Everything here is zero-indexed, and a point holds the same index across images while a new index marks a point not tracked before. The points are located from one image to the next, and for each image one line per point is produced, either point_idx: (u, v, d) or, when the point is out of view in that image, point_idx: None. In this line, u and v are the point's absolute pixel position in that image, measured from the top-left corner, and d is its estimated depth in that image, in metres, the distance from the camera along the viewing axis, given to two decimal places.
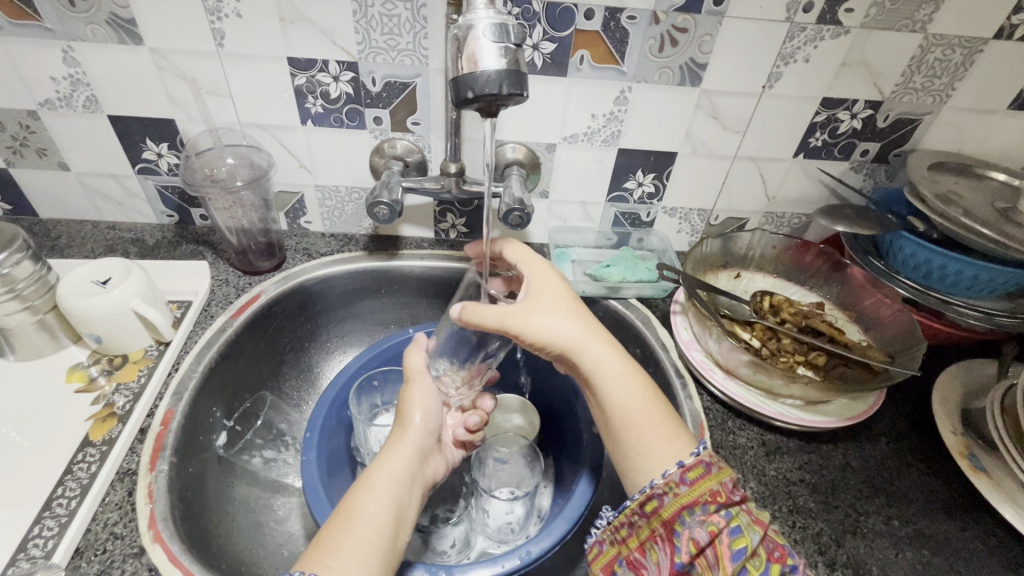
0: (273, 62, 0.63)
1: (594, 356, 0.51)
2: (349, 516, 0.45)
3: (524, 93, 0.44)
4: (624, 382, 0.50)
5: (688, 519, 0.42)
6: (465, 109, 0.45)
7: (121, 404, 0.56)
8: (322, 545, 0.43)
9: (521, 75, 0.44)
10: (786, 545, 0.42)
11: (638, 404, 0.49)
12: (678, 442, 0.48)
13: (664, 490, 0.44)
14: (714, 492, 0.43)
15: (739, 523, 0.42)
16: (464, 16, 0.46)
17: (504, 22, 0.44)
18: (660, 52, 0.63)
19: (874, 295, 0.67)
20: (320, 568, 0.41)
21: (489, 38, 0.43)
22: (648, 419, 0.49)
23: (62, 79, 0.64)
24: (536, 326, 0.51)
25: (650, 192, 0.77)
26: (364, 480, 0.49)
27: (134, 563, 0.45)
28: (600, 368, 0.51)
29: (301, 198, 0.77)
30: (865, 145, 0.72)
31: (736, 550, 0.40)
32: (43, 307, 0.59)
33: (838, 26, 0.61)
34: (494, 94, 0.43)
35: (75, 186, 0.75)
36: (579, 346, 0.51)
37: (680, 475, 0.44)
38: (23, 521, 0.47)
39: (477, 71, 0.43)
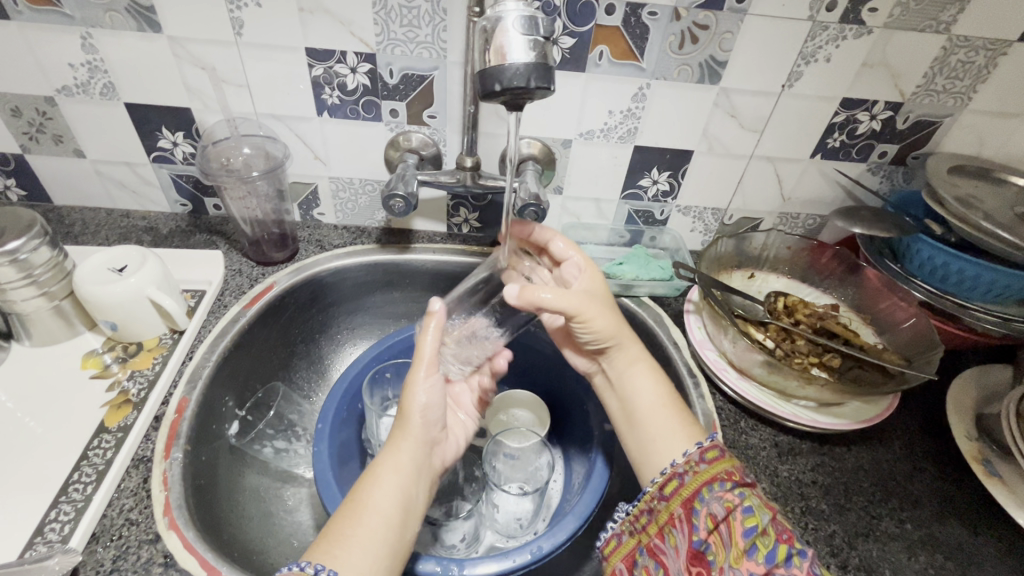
0: (291, 52, 0.63)
1: (626, 345, 0.54)
2: (355, 508, 0.45)
3: (551, 87, 0.44)
4: (652, 376, 0.54)
5: (706, 495, 0.44)
6: (490, 102, 0.45)
7: (136, 391, 0.57)
8: (330, 534, 0.44)
9: (549, 69, 0.44)
10: (795, 531, 0.42)
11: (662, 394, 0.53)
12: (695, 430, 0.50)
13: (685, 469, 0.46)
14: (729, 472, 0.45)
15: (751, 503, 0.42)
16: (492, 9, 0.45)
17: (532, 14, 0.44)
18: (680, 49, 0.62)
19: (889, 299, 0.67)
20: (325, 557, 0.41)
21: (518, 31, 0.43)
22: (670, 407, 0.52)
23: (80, 65, 0.64)
24: (587, 313, 0.52)
25: (665, 190, 0.76)
26: (374, 467, 0.49)
27: (149, 550, 0.45)
28: (635, 364, 0.54)
29: (315, 189, 0.76)
30: (884, 146, 0.71)
31: (747, 527, 0.41)
32: (60, 292, 0.59)
33: (862, 26, 0.60)
34: (521, 87, 0.43)
35: (90, 173, 0.75)
36: (625, 340, 0.54)
37: (699, 455, 0.46)
38: (39, 506, 0.47)
39: (505, 63, 0.43)
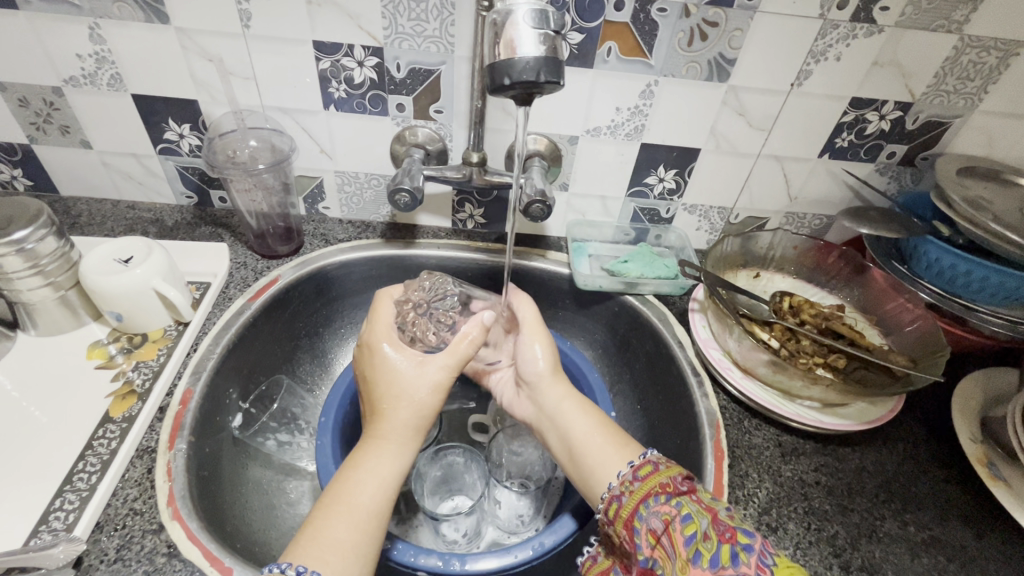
0: (298, 45, 0.63)
1: (541, 372, 0.57)
2: (350, 508, 0.43)
3: (561, 82, 0.44)
4: (581, 409, 0.54)
5: (643, 512, 0.42)
6: (499, 96, 0.45)
7: (141, 382, 0.57)
8: (311, 535, 0.41)
9: (559, 63, 0.43)
10: (740, 525, 0.40)
11: (594, 423, 0.53)
12: (631, 449, 0.50)
13: (621, 491, 0.45)
14: (664, 483, 0.44)
15: (689, 511, 0.41)
16: (503, 2, 0.45)
17: (544, 8, 0.44)
18: (689, 46, 0.62)
19: (896, 300, 0.67)
20: (318, 563, 0.39)
21: (529, 24, 0.43)
22: (603, 432, 0.52)
23: (88, 56, 0.64)
24: (540, 331, 0.59)
25: (671, 188, 0.76)
26: (363, 463, 0.46)
27: (153, 540, 0.45)
28: (565, 400, 0.55)
29: (321, 183, 0.76)
30: (892, 147, 0.71)
31: (687, 535, 0.39)
32: (66, 283, 0.59)
33: (873, 24, 0.60)
34: (531, 81, 0.43)
35: (96, 164, 0.75)
36: (547, 377, 0.57)
37: (632, 474, 0.46)
38: (44, 494, 0.47)
39: (515, 57, 0.42)
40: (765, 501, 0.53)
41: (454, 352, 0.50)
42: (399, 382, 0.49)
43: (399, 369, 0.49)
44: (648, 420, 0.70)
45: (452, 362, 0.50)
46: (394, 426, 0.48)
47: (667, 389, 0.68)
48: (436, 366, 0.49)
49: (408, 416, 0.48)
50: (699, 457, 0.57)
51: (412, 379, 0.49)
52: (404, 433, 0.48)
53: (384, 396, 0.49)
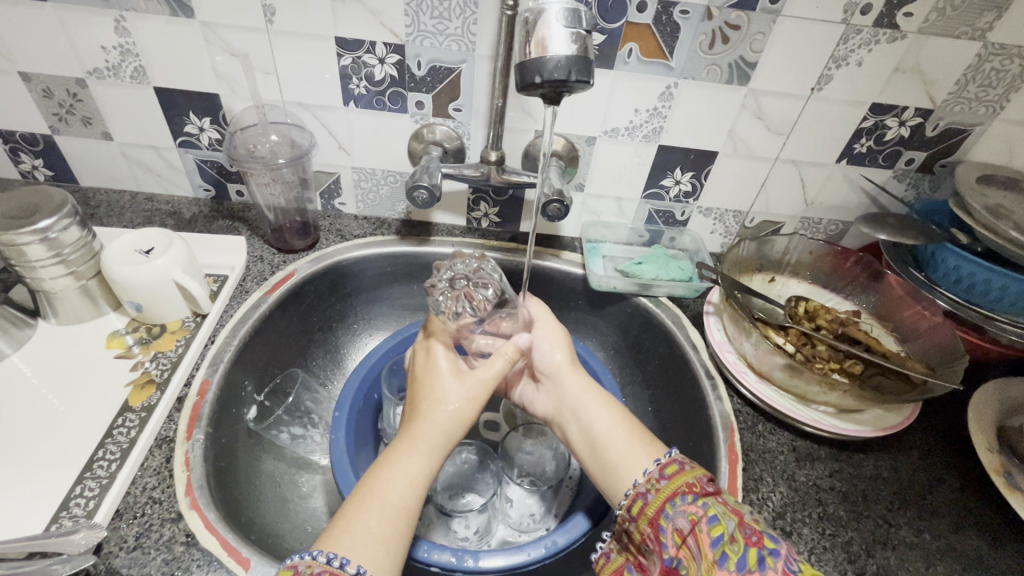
0: (321, 41, 0.63)
1: (557, 361, 0.58)
2: (380, 502, 0.43)
3: (590, 82, 0.44)
4: (602, 402, 0.54)
5: (670, 511, 0.43)
6: (529, 94, 0.45)
7: (159, 372, 0.57)
8: (342, 527, 0.42)
9: (589, 63, 0.44)
10: (767, 530, 0.40)
11: (617, 417, 0.53)
12: (656, 447, 0.50)
13: (647, 488, 0.45)
14: (690, 483, 0.44)
15: (715, 512, 0.41)
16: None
17: (575, 7, 0.44)
18: (710, 49, 0.62)
19: (913, 307, 0.66)
20: (349, 552, 0.40)
21: (560, 23, 0.43)
22: (629, 429, 0.51)
23: (112, 48, 0.65)
24: (552, 327, 0.60)
25: (687, 191, 0.76)
26: (395, 458, 0.46)
27: (172, 529, 0.45)
28: (587, 393, 0.55)
29: (338, 179, 0.77)
30: (911, 153, 0.70)
31: (713, 537, 0.39)
32: (87, 272, 0.60)
33: (896, 30, 0.60)
34: (562, 80, 0.43)
35: (117, 156, 0.76)
36: (563, 370, 0.57)
37: (658, 472, 0.46)
38: (64, 481, 0.47)
39: (546, 55, 0.43)
40: (779, 506, 0.53)
41: (497, 368, 0.52)
42: (438, 391, 0.50)
43: (444, 376, 0.50)
44: (661, 422, 0.70)
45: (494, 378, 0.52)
46: (430, 430, 0.48)
47: (681, 392, 0.68)
48: (478, 385, 0.50)
49: (444, 420, 0.48)
50: (713, 461, 0.57)
51: (451, 387, 0.50)
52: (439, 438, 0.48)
53: (424, 399, 0.50)
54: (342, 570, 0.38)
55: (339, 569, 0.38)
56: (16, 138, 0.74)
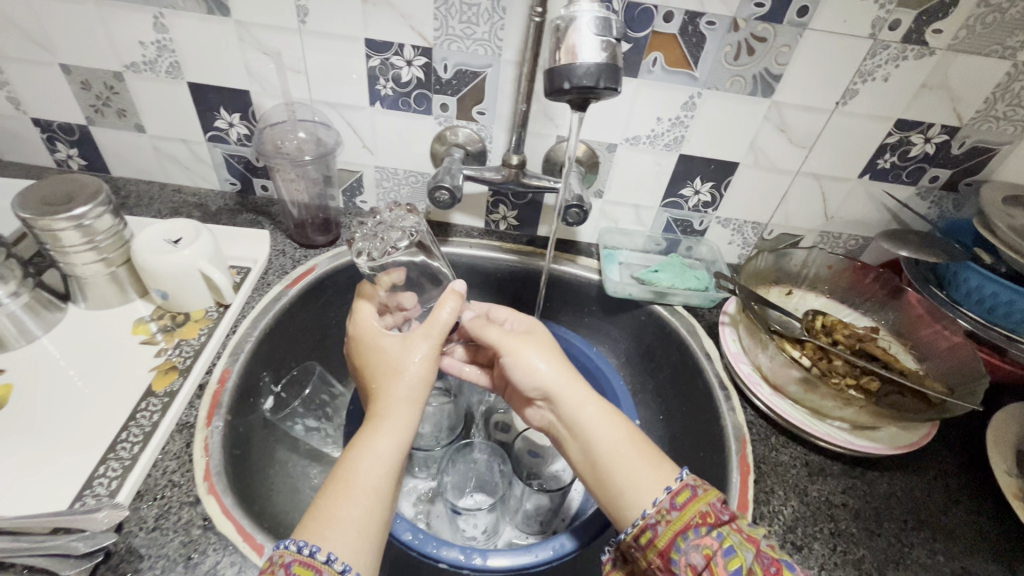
0: (350, 42, 0.65)
1: (533, 360, 0.52)
2: (347, 485, 0.43)
3: (618, 89, 0.45)
4: (603, 420, 0.50)
5: (682, 544, 0.42)
6: (557, 99, 0.45)
7: (183, 359, 0.58)
8: (319, 513, 0.42)
9: (618, 70, 0.44)
10: (781, 558, 0.41)
11: (622, 436, 0.49)
12: (667, 466, 0.48)
13: (657, 519, 0.44)
14: (703, 513, 0.43)
15: (732, 543, 0.42)
16: (566, 8, 0.46)
17: (607, 16, 0.44)
18: (735, 60, 0.62)
19: (932, 326, 0.65)
20: (318, 539, 0.40)
21: (592, 31, 0.43)
22: (634, 450, 0.48)
23: (150, 43, 0.67)
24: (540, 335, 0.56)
25: (706, 201, 0.76)
26: (365, 441, 0.46)
27: (189, 512, 0.46)
28: (581, 413, 0.50)
29: (360, 177, 0.78)
30: (935, 171, 0.70)
31: (731, 570, 0.40)
32: (117, 259, 0.61)
33: (924, 47, 0.60)
34: (590, 87, 0.43)
35: (148, 148, 0.78)
36: (558, 388, 0.51)
37: (670, 501, 0.45)
38: (87, 461, 0.48)
39: (576, 62, 0.43)
40: (790, 519, 0.53)
41: (433, 322, 0.51)
42: (386, 358, 0.51)
43: (390, 351, 0.51)
44: (672, 431, 0.70)
45: (434, 332, 0.51)
46: (389, 404, 0.48)
47: (693, 401, 0.68)
48: (420, 341, 0.51)
49: (402, 390, 0.49)
50: (724, 472, 0.57)
51: (397, 355, 0.50)
52: (400, 411, 0.48)
53: (382, 380, 0.50)
54: (312, 558, 0.39)
55: (308, 558, 0.39)
56: (53, 127, 0.77)
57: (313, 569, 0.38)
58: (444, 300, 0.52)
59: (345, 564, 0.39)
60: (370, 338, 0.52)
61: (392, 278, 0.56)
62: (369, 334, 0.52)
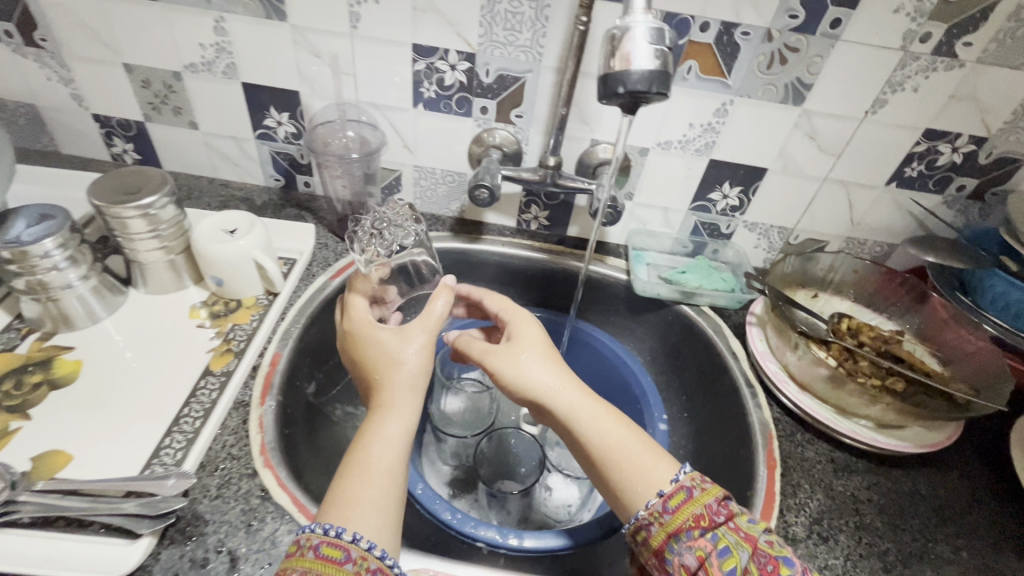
0: (399, 46, 0.68)
1: (520, 355, 0.53)
2: (362, 468, 0.45)
3: (668, 94, 0.47)
4: (595, 420, 0.49)
5: (675, 546, 0.44)
6: (609, 102, 0.48)
7: (237, 342, 0.62)
8: (339, 498, 0.44)
9: (669, 76, 0.47)
10: (780, 556, 0.42)
11: (615, 435, 0.49)
12: (665, 460, 0.48)
13: (650, 520, 0.45)
14: (697, 516, 0.44)
15: (726, 544, 0.43)
16: (620, 18, 0.49)
17: (660, 27, 0.47)
18: (768, 69, 0.65)
19: (956, 331, 0.67)
20: (340, 519, 0.42)
21: (646, 40, 0.46)
22: (629, 450, 0.48)
23: (209, 45, 0.71)
24: (532, 331, 0.55)
25: (734, 205, 0.78)
26: (374, 429, 0.47)
27: (248, 483, 0.50)
28: (574, 415, 0.49)
29: (399, 176, 0.81)
30: (962, 180, 0.71)
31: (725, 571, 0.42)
32: (177, 248, 0.65)
33: (954, 59, 0.61)
34: (643, 91, 0.46)
35: (199, 144, 0.83)
36: (552, 394, 0.50)
37: (662, 505, 0.45)
38: (153, 433, 0.52)
39: (631, 68, 0.46)
40: (816, 512, 0.55)
41: (428, 315, 0.54)
42: (384, 351, 0.52)
43: (387, 341, 0.52)
44: (697, 427, 0.72)
45: (430, 325, 0.53)
46: (394, 393, 0.50)
47: (718, 397, 0.70)
48: (417, 332, 0.53)
49: (404, 378, 0.50)
50: (751, 466, 0.59)
51: (395, 348, 0.52)
52: (406, 398, 0.50)
53: (383, 371, 0.51)
54: (338, 538, 0.41)
55: (336, 539, 0.41)
56: (112, 123, 0.81)
57: (341, 550, 0.40)
58: (438, 293, 0.54)
59: (371, 542, 0.42)
60: (363, 331, 0.53)
61: (382, 272, 0.60)
62: (362, 327, 0.54)
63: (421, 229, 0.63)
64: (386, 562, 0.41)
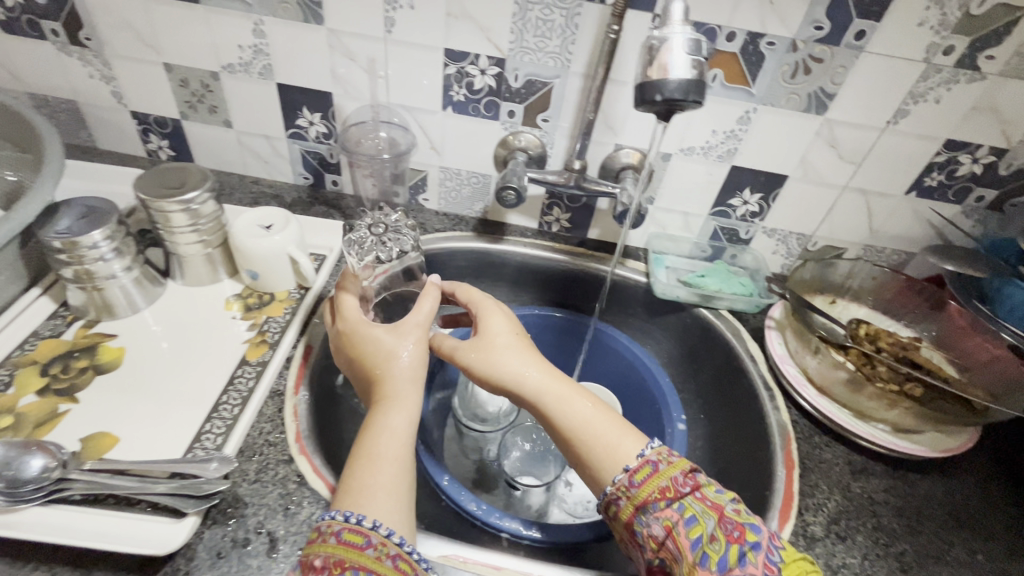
0: (431, 50, 0.70)
1: (495, 345, 0.54)
2: (372, 457, 0.46)
3: (702, 102, 0.49)
4: (563, 401, 0.51)
5: (643, 518, 0.45)
6: (645, 109, 0.50)
7: (272, 333, 0.64)
8: (354, 486, 0.45)
9: (704, 86, 0.49)
10: (747, 523, 0.42)
11: (582, 415, 0.51)
12: (631, 435, 0.50)
13: (619, 495, 0.46)
14: (663, 487, 0.45)
15: (692, 512, 0.43)
16: (658, 28, 0.50)
17: (698, 38, 0.49)
18: (792, 79, 0.66)
19: (972, 338, 0.68)
20: (359, 506, 0.43)
21: (684, 51, 0.48)
22: (598, 427, 0.50)
23: (247, 47, 0.74)
24: (500, 320, 0.56)
25: (754, 211, 0.80)
26: (379, 421, 0.49)
27: (285, 469, 0.52)
28: (543, 399, 0.52)
29: (425, 177, 0.83)
30: (982, 190, 0.72)
31: (692, 538, 0.42)
32: (214, 242, 0.67)
33: (977, 71, 0.62)
34: (679, 100, 0.48)
35: (232, 142, 0.85)
36: (526, 382, 0.52)
37: (628, 479, 0.46)
38: (194, 419, 0.54)
39: (668, 77, 0.48)
40: (834, 513, 0.56)
41: (418, 309, 0.55)
42: (378, 347, 0.52)
43: (381, 337, 0.53)
44: (715, 427, 0.73)
45: (421, 320, 0.54)
46: (397, 385, 0.51)
47: (736, 398, 0.71)
48: (412, 330, 0.53)
49: (406, 370, 0.51)
50: (770, 466, 0.60)
51: (391, 343, 0.52)
52: (408, 390, 0.51)
53: (377, 366, 0.52)
54: (359, 525, 0.42)
55: (357, 525, 0.42)
56: (150, 120, 0.84)
57: (363, 536, 0.41)
58: (428, 292, 0.56)
59: (390, 528, 0.43)
60: (358, 329, 0.53)
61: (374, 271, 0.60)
62: (356, 325, 0.53)
63: (417, 235, 0.63)
64: (405, 549, 0.42)
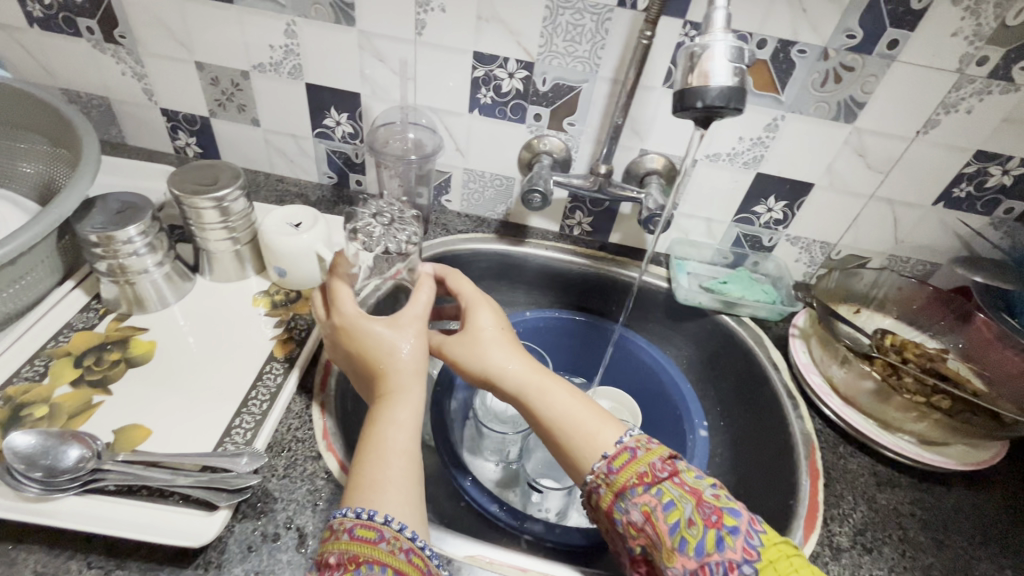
0: (460, 53, 0.71)
1: (479, 338, 0.55)
2: (380, 453, 0.46)
3: (741, 109, 0.50)
4: (544, 390, 0.52)
5: (623, 504, 0.45)
6: (684, 116, 0.50)
7: (298, 331, 0.65)
8: (365, 482, 0.45)
9: (744, 93, 0.49)
10: (725, 507, 0.42)
11: (563, 405, 0.51)
12: (611, 422, 0.50)
13: (598, 482, 0.47)
14: (641, 473, 0.45)
15: (670, 497, 0.43)
16: (699, 36, 0.50)
17: (740, 45, 0.49)
18: (822, 87, 0.66)
19: (1000, 352, 0.68)
20: (374, 503, 0.43)
21: (726, 58, 0.48)
22: (579, 416, 0.50)
23: (278, 47, 0.75)
24: (487, 314, 0.57)
25: (778, 218, 0.79)
26: (384, 416, 0.48)
27: (313, 465, 0.52)
28: (525, 391, 0.52)
29: (449, 178, 0.84)
30: (1011, 202, 0.71)
31: (670, 523, 0.42)
32: (244, 238, 0.68)
33: (1011, 83, 0.62)
34: (720, 107, 0.48)
35: (259, 141, 0.86)
36: (511, 375, 0.53)
37: (606, 466, 0.47)
38: (223, 413, 0.55)
39: (710, 84, 0.48)
40: (859, 523, 0.55)
41: (414, 301, 0.54)
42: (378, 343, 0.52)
43: (380, 331, 0.52)
44: (736, 434, 0.73)
45: (419, 312, 0.54)
46: (402, 379, 0.50)
47: (759, 406, 0.71)
48: (411, 324, 0.53)
49: (409, 365, 0.51)
50: (793, 476, 0.60)
51: (391, 338, 0.51)
52: (413, 384, 0.51)
53: (376, 359, 0.51)
54: (370, 519, 0.42)
55: (370, 520, 0.42)
56: (179, 118, 0.85)
57: (374, 530, 0.41)
58: (423, 285, 0.55)
59: (402, 523, 0.43)
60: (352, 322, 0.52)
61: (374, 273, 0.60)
62: (353, 320, 0.52)
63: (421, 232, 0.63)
64: (417, 543, 0.43)
